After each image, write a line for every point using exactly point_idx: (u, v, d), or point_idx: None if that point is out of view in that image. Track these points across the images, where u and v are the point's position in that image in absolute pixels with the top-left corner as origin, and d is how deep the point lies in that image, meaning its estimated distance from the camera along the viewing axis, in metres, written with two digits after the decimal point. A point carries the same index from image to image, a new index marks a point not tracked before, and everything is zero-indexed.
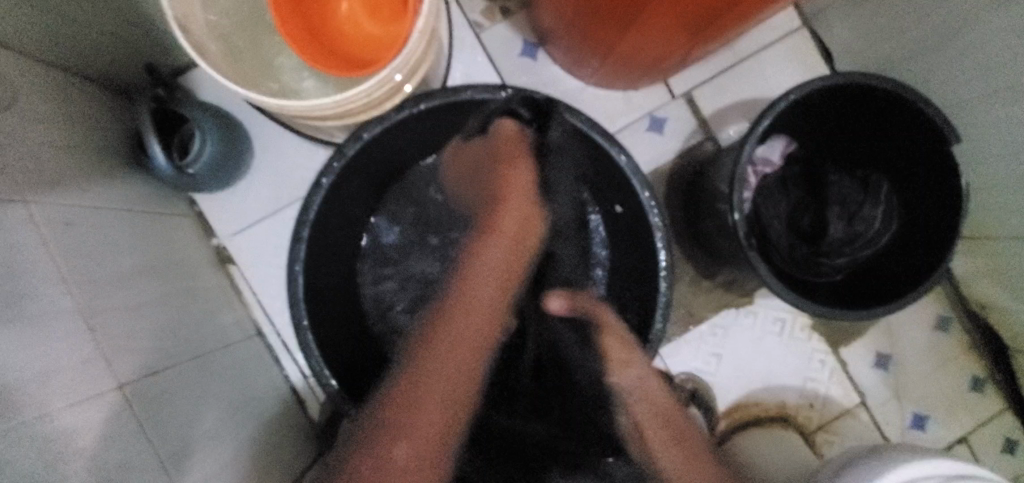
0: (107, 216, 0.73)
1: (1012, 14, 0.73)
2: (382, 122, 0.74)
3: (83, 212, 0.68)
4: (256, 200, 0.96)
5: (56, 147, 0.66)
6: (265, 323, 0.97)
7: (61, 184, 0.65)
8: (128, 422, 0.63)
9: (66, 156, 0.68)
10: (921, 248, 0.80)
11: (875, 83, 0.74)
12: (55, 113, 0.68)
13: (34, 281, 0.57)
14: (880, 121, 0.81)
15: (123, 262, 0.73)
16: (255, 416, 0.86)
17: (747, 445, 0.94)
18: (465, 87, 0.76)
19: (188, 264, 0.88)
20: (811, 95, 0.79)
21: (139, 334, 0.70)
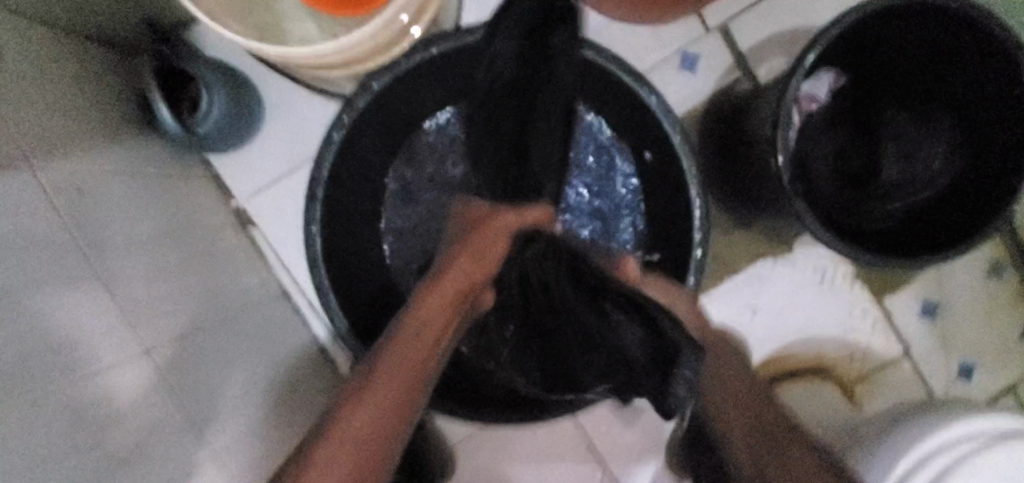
0: (120, 182, 0.71)
1: None
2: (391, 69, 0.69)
3: (93, 178, 0.66)
4: (270, 159, 0.93)
5: (58, 110, 0.64)
6: (288, 283, 0.97)
7: (68, 149, 0.63)
8: (158, 387, 0.63)
9: (69, 120, 0.66)
10: (983, 189, 0.74)
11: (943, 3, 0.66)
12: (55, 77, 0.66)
13: (51, 250, 0.56)
14: (944, 48, 0.72)
15: (142, 228, 0.72)
16: (285, 374, 0.87)
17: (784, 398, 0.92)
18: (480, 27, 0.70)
19: (207, 226, 0.87)
20: (866, 21, 0.70)
21: (164, 299, 0.70)
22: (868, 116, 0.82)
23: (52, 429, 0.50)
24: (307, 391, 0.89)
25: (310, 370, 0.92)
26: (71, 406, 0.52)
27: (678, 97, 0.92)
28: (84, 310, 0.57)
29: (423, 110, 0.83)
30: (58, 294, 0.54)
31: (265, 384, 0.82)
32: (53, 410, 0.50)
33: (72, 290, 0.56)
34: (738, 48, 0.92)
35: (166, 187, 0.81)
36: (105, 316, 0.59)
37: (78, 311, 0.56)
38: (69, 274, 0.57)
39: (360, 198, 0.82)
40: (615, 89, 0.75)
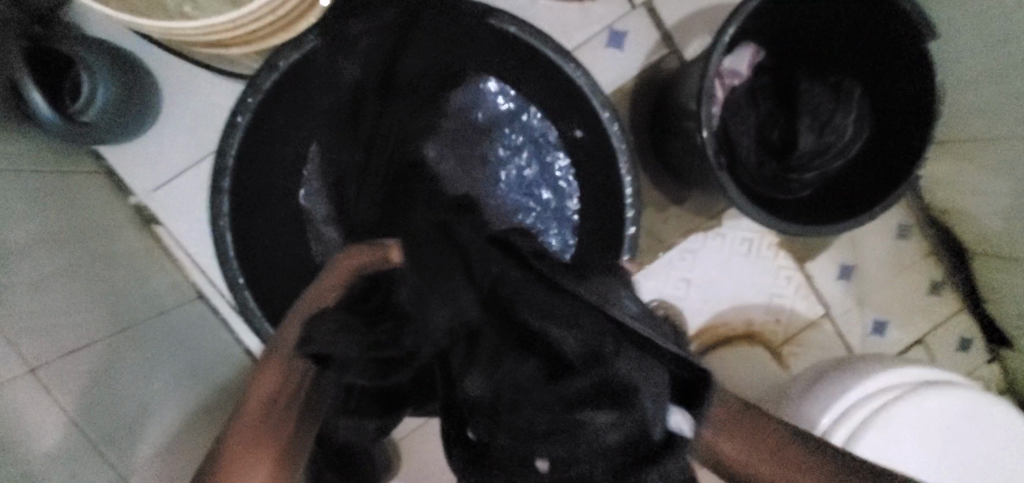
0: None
1: None
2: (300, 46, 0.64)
3: None
4: (173, 148, 0.85)
5: None
6: (204, 284, 0.89)
7: None
8: (53, 409, 0.56)
9: None
10: (891, 157, 0.78)
11: None
12: None
13: None
14: (851, 22, 0.76)
15: (23, 231, 0.63)
16: (205, 381, 0.80)
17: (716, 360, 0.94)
18: None
19: (103, 227, 0.78)
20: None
21: (56, 310, 0.63)
22: (787, 87, 0.84)
23: None
24: (230, 399, 0.83)
25: (236, 376, 0.86)
26: None
27: (608, 74, 0.92)
28: None
29: None
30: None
31: (181, 393, 0.75)
32: None
33: None
34: (664, 23, 0.92)
35: (47, 182, 0.72)
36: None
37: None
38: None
39: (273, 188, 0.76)
40: (544, 67, 0.73)
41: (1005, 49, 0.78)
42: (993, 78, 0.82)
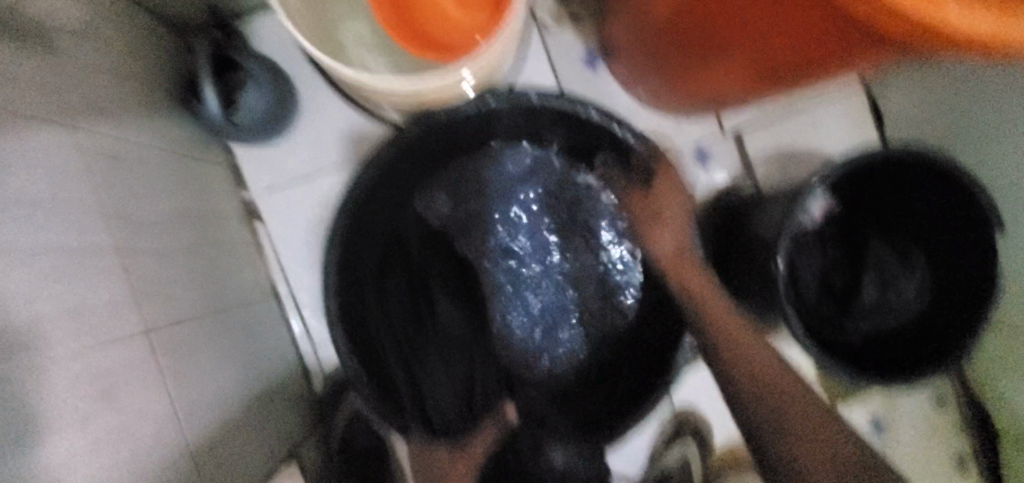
0: (140, 155, 0.71)
1: None
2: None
3: (117, 147, 0.66)
4: (294, 159, 0.94)
5: (95, 86, 0.64)
6: (281, 284, 0.96)
7: (85, 114, 0.62)
8: (149, 370, 0.61)
9: (100, 90, 0.65)
10: (945, 329, 0.82)
11: (939, 161, 0.76)
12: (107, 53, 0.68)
13: (68, 223, 0.55)
14: (928, 199, 0.83)
15: (161, 206, 0.72)
16: (265, 375, 0.85)
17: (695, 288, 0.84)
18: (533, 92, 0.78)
19: (219, 214, 0.86)
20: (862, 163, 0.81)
21: (173, 280, 0.70)
22: (857, 239, 0.91)
23: (49, 401, 0.49)
24: (280, 397, 0.88)
25: (288, 378, 0.92)
26: (66, 377, 0.51)
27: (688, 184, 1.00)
28: (93, 287, 0.56)
29: (465, 145, 0.88)
30: (56, 254, 0.53)
31: (247, 381, 0.80)
32: (50, 379, 0.49)
33: (82, 261, 0.56)
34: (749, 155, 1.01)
35: (189, 166, 0.81)
36: (106, 285, 0.58)
37: (75, 276, 0.54)
38: (79, 238, 0.56)
39: (377, 223, 0.86)
40: None
41: None
42: None
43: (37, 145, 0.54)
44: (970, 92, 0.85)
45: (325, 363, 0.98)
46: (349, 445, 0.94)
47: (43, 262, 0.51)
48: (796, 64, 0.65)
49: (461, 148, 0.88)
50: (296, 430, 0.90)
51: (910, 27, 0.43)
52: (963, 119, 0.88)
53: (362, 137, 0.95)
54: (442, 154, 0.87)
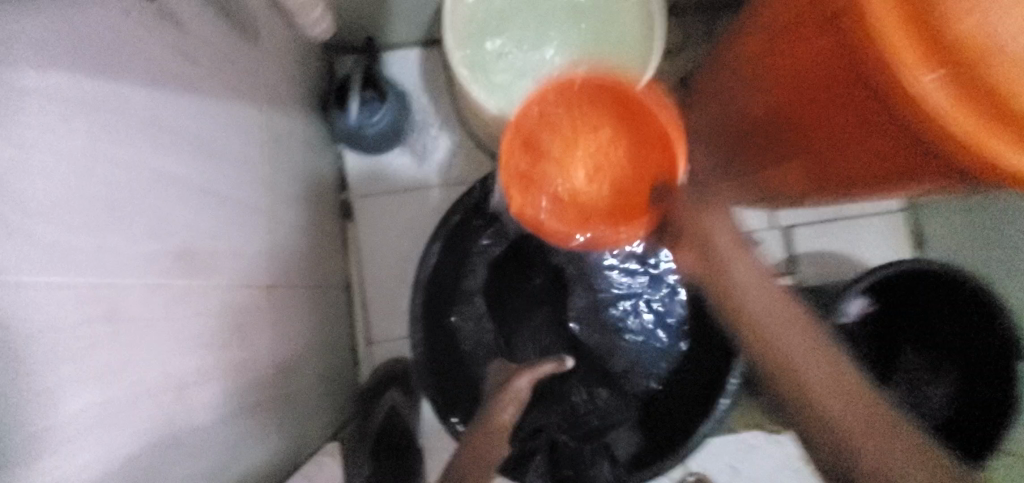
0: (290, 139, 0.83)
1: None
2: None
3: (280, 132, 0.79)
4: (393, 174, 1.07)
5: (274, 79, 0.77)
6: (355, 280, 1.06)
7: (265, 96, 0.74)
8: (267, 321, 0.70)
9: (277, 84, 0.78)
10: (971, 438, 0.90)
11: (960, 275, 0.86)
12: (286, 58, 0.82)
13: (240, 182, 0.66)
14: (953, 313, 0.93)
15: (294, 187, 0.83)
16: (330, 356, 0.93)
17: (745, 282, 0.63)
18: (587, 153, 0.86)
19: (324, 207, 0.98)
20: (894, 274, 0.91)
21: (291, 250, 0.80)
22: (886, 342, 1.02)
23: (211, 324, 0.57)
24: (337, 379, 0.95)
25: (344, 365, 1.00)
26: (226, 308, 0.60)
27: None
28: (246, 238, 0.66)
29: None
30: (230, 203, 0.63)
31: (320, 355, 0.88)
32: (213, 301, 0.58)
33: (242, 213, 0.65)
34: (794, 250, 1.11)
35: (314, 160, 0.93)
36: (251, 237, 0.68)
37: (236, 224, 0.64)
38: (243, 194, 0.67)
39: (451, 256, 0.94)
40: None
41: None
42: None
43: (234, 114, 0.65)
44: (1001, 226, 0.93)
45: (374, 360, 1.06)
46: (385, 431, 0.97)
47: (223, 208, 0.61)
48: (857, 179, 0.77)
49: None
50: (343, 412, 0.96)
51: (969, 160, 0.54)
52: (992, 255, 0.96)
53: (457, 166, 1.07)
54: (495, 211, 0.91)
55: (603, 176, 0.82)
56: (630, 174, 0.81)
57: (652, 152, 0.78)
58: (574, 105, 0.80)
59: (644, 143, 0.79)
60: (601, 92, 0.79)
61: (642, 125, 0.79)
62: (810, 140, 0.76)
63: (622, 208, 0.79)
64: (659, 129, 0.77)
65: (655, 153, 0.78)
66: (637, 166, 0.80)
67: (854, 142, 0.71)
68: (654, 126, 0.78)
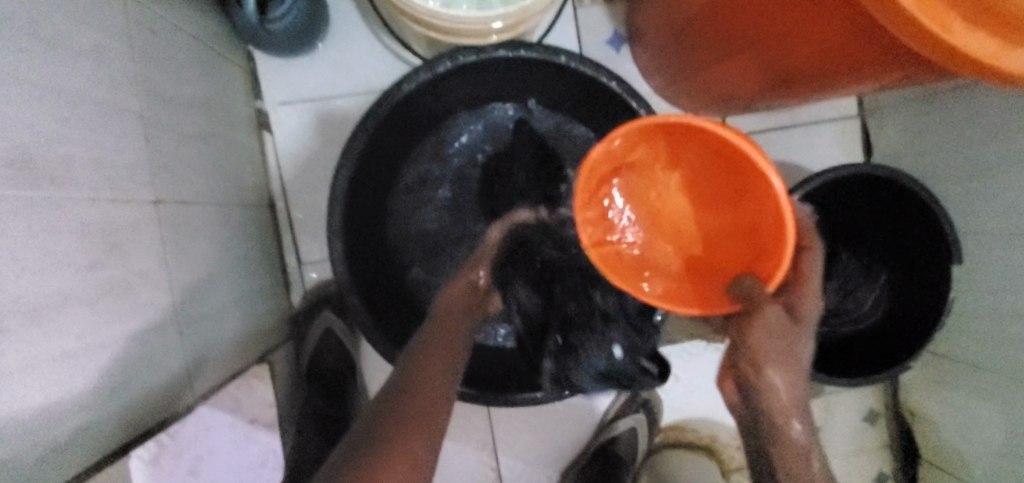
0: (171, 32, 0.72)
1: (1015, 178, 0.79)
2: (453, 60, 0.77)
3: (156, 23, 0.68)
4: (313, 79, 0.97)
5: None
6: (279, 197, 0.98)
7: None
8: (154, 236, 0.63)
9: None
10: (899, 339, 0.92)
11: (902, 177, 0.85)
12: None
13: (102, 79, 0.57)
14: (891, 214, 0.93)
15: (184, 89, 0.73)
16: (252, 277, 0.88)
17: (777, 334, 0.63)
18: (521, 46, 0.78)
19: (232, 115, 0.88)
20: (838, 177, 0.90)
21: (185, 161, 0.72)
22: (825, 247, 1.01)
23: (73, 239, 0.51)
24: (263, 300, 0.91)
25: (272, 287, 0.94)
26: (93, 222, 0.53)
27: None
28: (116, 145, 0.58)
29: (460, 97, 0.90)
30: (89, 104, 0.54)
31: (236, 275, 0.83)
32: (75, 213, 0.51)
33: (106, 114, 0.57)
34: None
35: (214, 62, 0.83)
36: (125, 146, 0.59)
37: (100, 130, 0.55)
38: (108, 94, 0.58)
39: (382, 165, 0.89)
40: None
41: (1008, 296, 0.83)
42: (986, 321, 0.88)
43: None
44: (947, 128, 0.90)
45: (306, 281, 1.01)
46: (318, 359, 0.97)
47: (77, 107, 0.53)
48: (807, 73, 0.71)
49: (453, 101, 0.90)
50: (272, 334, 0.93)
51: (948, 57, 0.47)
52: (935, 158, 0.93)
53: (383, 70, 0.97)
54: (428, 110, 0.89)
55: (656, 220, 0.79)
56: (720, 248, 0.74)
57: (761, 237, 0.68)
58: (694, 162, 0.74)
59: (753, 224, 0.70)
60: (712, 149, 0.70)
61: (754, 195, 0.68)
62: (764, 26, 0.68)
63: (691, 275, 0.75)
64: (772, 211, 0.65)
65: (762, 245, 0.68)
66: (732, 236, 0.73)
67: (809, 24, 0.63)
68: (762, 188, 0.66)
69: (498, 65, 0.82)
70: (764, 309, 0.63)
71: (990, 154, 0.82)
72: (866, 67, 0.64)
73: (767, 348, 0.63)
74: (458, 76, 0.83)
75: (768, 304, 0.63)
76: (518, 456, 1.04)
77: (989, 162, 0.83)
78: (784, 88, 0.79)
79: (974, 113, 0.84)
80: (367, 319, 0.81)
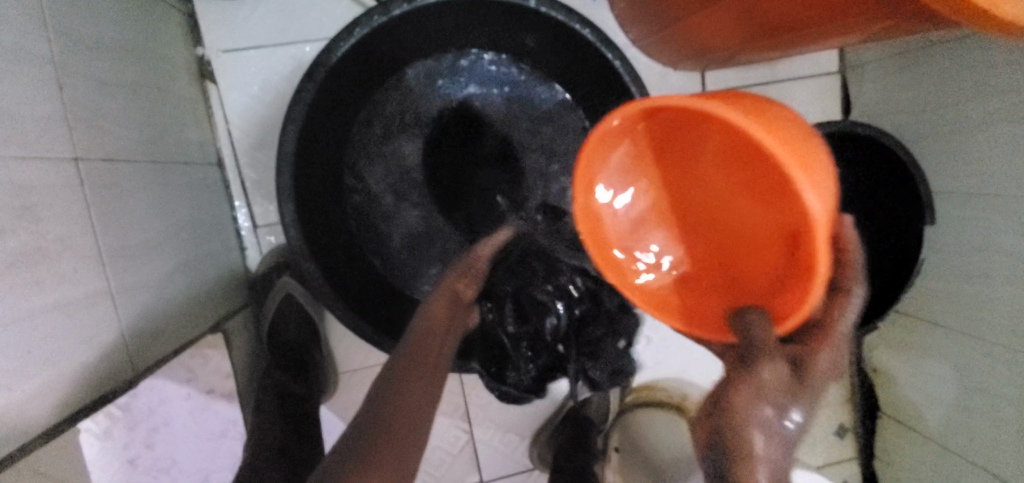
0: None
1: (992, 137, 0.77)
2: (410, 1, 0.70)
3: None
4: (259, 23, 0.88)
5: None
6: (227, 155, 0.91)
7: None
8: (77, 198, 0.57)
9: None
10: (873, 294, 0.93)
11: None
12: None
13: (6, 15, 0.49)
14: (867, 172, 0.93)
15: (103, 31, 0.65)
16: (200, 242, 0.82)
17: (761, 400, 0.38)
18: None
19: (167, 62, 0.79)
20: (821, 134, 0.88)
21: (111, 113, 0.65)
22: None
23: None
24: (214, 266, 0.85)
25: (225, 254, 0.89)
26: (4, 183, 0.47)
27: None
28: (27, 95, 0.51)
29: (419, 45, 0.84)
30: None
31: (181, 241, 0.76)
32: None
33: (12, 57, 0.50)
34: None
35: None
36: (32, 94, 0.52)
37: (1, 74, 0.48)
38: (10, 32, 0.50)
39: (337, 117, 0.82)
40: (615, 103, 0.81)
41: (978, 257, 0.83)
42: (956, 282, 0.88)
43: None
44: (924, 84, 0.88)
45: (262, 246, 0.95)
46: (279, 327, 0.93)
47: None
48: (792, 21, 0.67)
49: (410, 49, 0.84)
50: (228, 302, 0.87)
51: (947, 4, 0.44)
52: (914, 116, 0.91)
53: (337, 14, 0.89)
54: (388, 59, 0.83)
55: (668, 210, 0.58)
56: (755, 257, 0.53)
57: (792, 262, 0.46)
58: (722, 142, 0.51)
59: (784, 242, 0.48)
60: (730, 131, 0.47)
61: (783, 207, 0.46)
62: None
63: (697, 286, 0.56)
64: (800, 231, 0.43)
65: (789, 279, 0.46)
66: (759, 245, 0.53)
67: None
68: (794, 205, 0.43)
69: (461, 7, 0.75)
70: (756, 365, 0.40)
71: (968, 115, 0.81)
72: (853, 13, 0.60)
73: (760, 410, 0.38)
74: (415, 21, 0.76)
75: (764, 356, 0.40)
76: (489, 420, 1.03)
77: (967, 122, 0.81)
78: (767, 38, 0.75)
79: (957, 68, 0.81)
80: (325, 285, 0.77)
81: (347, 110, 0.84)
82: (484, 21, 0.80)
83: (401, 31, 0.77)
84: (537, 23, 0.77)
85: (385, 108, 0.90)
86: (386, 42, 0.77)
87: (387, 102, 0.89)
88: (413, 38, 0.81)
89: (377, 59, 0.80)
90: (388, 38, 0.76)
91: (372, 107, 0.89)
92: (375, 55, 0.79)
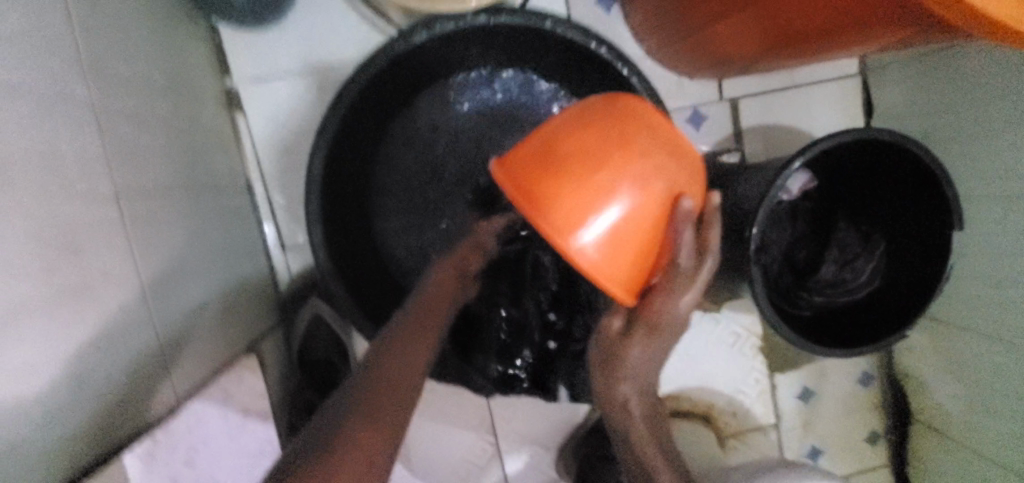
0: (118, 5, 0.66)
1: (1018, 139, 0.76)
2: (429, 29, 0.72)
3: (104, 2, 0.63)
4: (284, 52, 0.91)
5: None
6: (255, 180, 0.94)
7: None
8: (119, 232, 0.60)
9: None
10: (899, 305, 0.90)
11: (901, 142, 0.80)
12: None
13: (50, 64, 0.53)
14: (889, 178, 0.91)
15: (138, 69, 0.68)
16: (232, 265, 0.85)
17: None
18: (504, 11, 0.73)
19: (197, 93, 0.83)
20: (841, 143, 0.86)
21: (148, 147, 0.68)
22: (824, 215, 1.02)
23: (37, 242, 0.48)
24: (246, 287, 0.88)
25: (256, 275, 0.92)
26: (54, 222, 0.50)
27: None
28: (72, 137, 0.54)
29: (439, 67, 0.85)
30: (36, 93, 0.50)
31: (214, 265, 0.79)
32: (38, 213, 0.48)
33: (58, 103, 0.53)
34: (741, 124, 1.03)
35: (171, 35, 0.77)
36: (77, 135, 0.55)
37: (49, 120, 0.51)
38: (55, 80, 0.53)
39: (361, 142, 0.84)
40: None
41: (1008, 262, 0.82)
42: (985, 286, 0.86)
43: None
44: (946, 86, 0.87)
45: (292, 266, 0.98)
46: (309, 344, 0.96)
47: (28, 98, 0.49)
48: (808, 34, 0.68)
49: (431, 71, 0.86)
50: (260, 322, 0.90)
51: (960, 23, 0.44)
52: (938, 119, 0.90)
53: (358, 40, 0.91)
54: (411, 82, 0.85)
55: None
56: None
57: None
58: None
59: None
60: None
61: None
62: None
63: None
64: None
65: None
66: None
67: None
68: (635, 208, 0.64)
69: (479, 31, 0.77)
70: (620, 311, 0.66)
71: (992, 118, 0.80)
72: (868, 27, 0.61)
73: None
74: (437, 45, 0.78)
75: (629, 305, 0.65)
76: (515, 431, 1.04)
77: (991, 125, 0.80)
78: (782, 50, 0.75)
79: (981, 70, 0.80)
80: (353, 306, 0.79)
81: (367, 132, 0.85)
82: (502, 43, 0.81)
83: (424, 56, 0.79)
84: (554, 42, 0.78)
85: (407, 129, 0.91)
86: (409, 67, 0.79)
87: (409, 124, 0.90)
88: (434, 61, 0.82)
89: (399, 83, 0.82)
90: (410, 63, 0.79)
91: (395, 129, 0.90)
92: (397, 80, 0.81)
